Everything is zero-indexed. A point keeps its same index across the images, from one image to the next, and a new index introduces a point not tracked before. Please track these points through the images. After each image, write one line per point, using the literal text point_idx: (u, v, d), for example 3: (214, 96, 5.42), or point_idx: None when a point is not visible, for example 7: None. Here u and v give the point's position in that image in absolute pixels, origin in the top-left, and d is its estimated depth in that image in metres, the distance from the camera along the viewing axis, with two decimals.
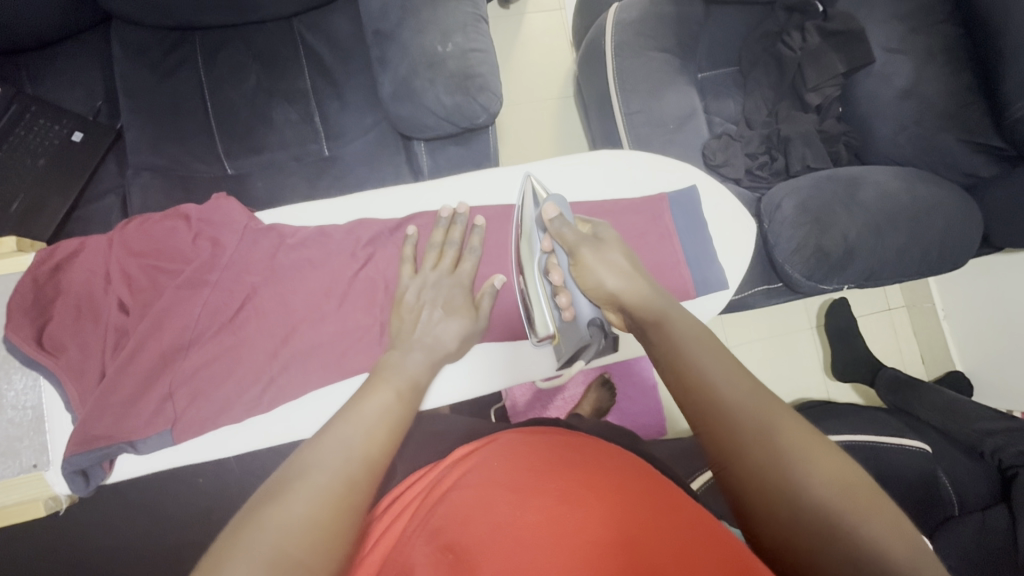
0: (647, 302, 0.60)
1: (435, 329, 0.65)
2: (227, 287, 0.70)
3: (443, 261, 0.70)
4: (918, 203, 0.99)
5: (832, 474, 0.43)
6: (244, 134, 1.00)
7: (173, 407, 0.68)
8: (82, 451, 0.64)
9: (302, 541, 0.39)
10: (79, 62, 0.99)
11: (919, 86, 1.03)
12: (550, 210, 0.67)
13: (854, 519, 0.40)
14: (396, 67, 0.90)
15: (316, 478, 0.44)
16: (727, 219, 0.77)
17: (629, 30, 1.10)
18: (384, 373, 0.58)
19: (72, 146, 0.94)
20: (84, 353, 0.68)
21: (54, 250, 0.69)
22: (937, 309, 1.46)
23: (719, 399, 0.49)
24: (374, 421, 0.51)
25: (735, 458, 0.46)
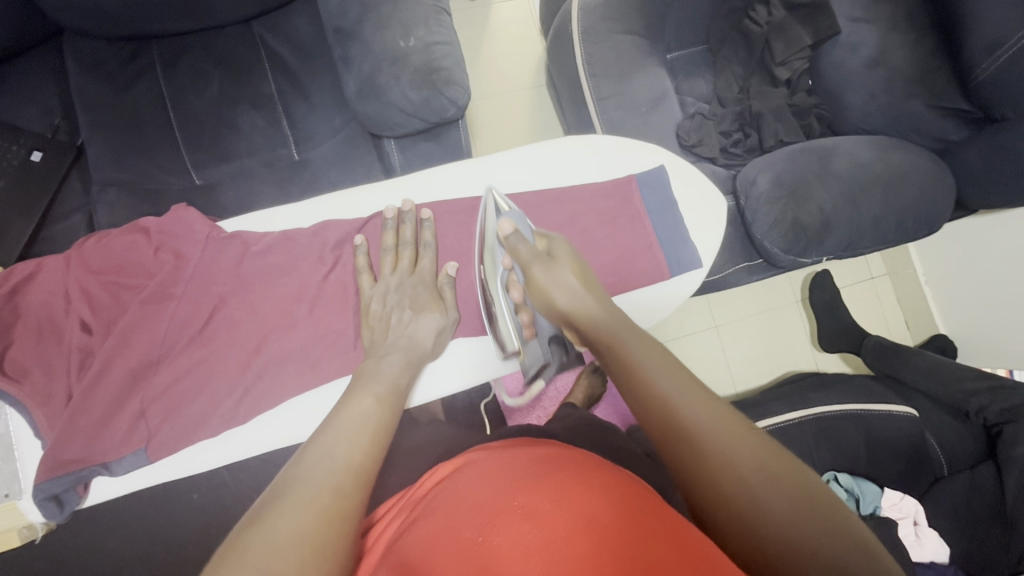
0: (600, 324, 0.60)
1: (412, 328, 0.67)
2: (192, 296, 0.69)
3: (400, 263, 0.70)
4: (889, 170, 1.00)
5: (787, 483, 0.43)
6: (210, 143, 0.98)
7: (146, 425, 0.66)
8: (52, 477, 0.63)
9: (290, 556, 0.39)
10: (33, 79, 0.96)
11: (884, 55, 1.04)
12: (506, 225, 0.65)
13: (810, 526, 0.40)
14: (359, 65, 0.88)
15: (304, 492, 0.45)
16: (702, 196, 0.77)
17: (595, 14, 1.07)
18: (361, 381, 0.60)
19: (32, 166, 0.91)
20: (49, 376, 0.66)
21: (11, 273, 0.68)
22: (917, 275, 1.47)
23: (676, 412, 0.49)
24: (355, 429, 0.53)
25: (694, 471, 0.46)
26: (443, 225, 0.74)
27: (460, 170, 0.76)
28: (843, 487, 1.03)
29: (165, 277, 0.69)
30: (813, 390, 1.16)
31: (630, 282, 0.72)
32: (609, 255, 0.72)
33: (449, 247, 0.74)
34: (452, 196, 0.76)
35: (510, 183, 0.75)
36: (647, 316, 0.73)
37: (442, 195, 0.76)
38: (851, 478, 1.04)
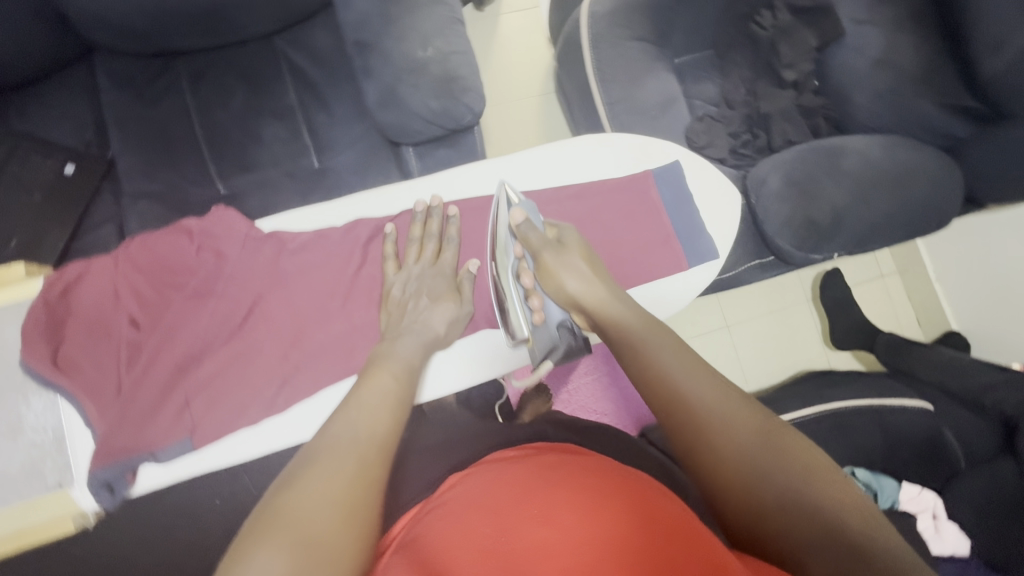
0: (605, 307, 0.66)
1: (427, 317, 0.69)
2: (231, 292, 0.72)
3: (424, 254, 0.73)
4: (898, 165, 1.01)
5: (762, 430, 0.51)
6: (235, 154, 1.02)
7: (191, 416, 0.69)
8: (107, 464, 0.66)
9: (323, 518, 0.45)
10: (65, 96, 1.00)
11: (892, 55, 1.06)
12: (518, 215, 0.70)
13: (780, 464, 0.49)
14: (379, 74, 0.91)
15: (333, 460, 0.50)
16: (714, 192, 0.79)
17: (604, 21, 1.10)
18: (379, 360, 0.64)
19: (65, 179, 0.95)
20: (99, 371, 0.69)
21: (62, 272, 0.70)
22: (928, 272, 1.48)
23: (670, 381, 0.57)
24: (375, 403, 0.57)
25: (684, 434, 0.54)
26: (468, 222, 0.77)
27: (480, 171, 0.79)
28: (861, 483, 1.03)
29: (209, 275, 0.72)
30: (827, 386, 1.17)
31: (649, 273, 0.74)
32: (628, 247, 0.75)
33: (469, 244, 0.77)
34: (470, 196, 0.78)
35: (527, 183, 0.77)
36: (667, 306, 0.75)
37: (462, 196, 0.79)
38: (869, 473, 1.05)
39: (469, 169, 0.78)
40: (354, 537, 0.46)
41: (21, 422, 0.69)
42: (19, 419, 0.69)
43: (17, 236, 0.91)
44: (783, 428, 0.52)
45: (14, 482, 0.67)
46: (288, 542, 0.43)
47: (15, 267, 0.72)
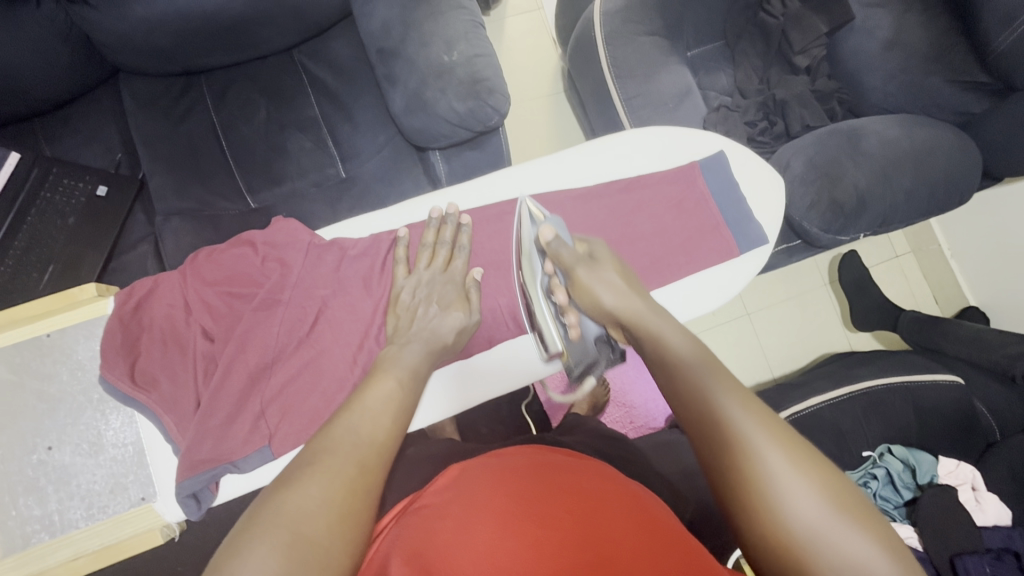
0: (640, 318, 0.63)
1: (435, 322, 0.67)
2: (295, 299, 0.72)
3: (435, 260, 0.72)
4: (917, 144, 1.03)
5: (827, 489, 0.44)
6: (263, 167, 1.03)
7: (267, 424, 0.70)
8: (192, 475, 0.66)
9: (319, 522, 0.42)
10: (93, 119, 1.02)
11: (901, 35, 1.07)
12: (547, 232, 0.69)
13: (842, 531, 0.42)
14: (406, 82, 0.93)
15: (330, 463, 0.46)
16: (755, 177, 0.80)
17: (617, 18, 1.12)
18: (383, 366, 0.61)
19: (99, 200, 0.97)
20: (175, 384, 0.70)
21: (133, 290, 0.72)
22: (943, 250, 1.49)
23: (722, 414, 0.50)
24: (378, 409, 0.54)
25: (734, 477, 0.47)
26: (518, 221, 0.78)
27: (514, 177, 0.80)
28: (898, 459, 1.05)
29: (274, 284, 0.72)
30: (855, 366, 1.18)
31: (701, 262, 0.76)
32: (679, 237, 0.76)
33: (511, 242, 0.78)
34: (508, 195, 0.80)
35: (564, 179, 0.79)
36: (721, 293, 0.76)
37: (499, 196, 0.80)
38: (906, 449, 1.07)
39: (511, 171, 0.80)
40: (350, 542, 0.43)
41: (102, 439, 0.70)
42: (100, 437, 0.70)
43: (56, 261, 0.92)
44: (796, 434, 0.48)
45: (99, 498, 0.68)
46: (282, 544, 0.40)
47: (86, 287, 0.73)
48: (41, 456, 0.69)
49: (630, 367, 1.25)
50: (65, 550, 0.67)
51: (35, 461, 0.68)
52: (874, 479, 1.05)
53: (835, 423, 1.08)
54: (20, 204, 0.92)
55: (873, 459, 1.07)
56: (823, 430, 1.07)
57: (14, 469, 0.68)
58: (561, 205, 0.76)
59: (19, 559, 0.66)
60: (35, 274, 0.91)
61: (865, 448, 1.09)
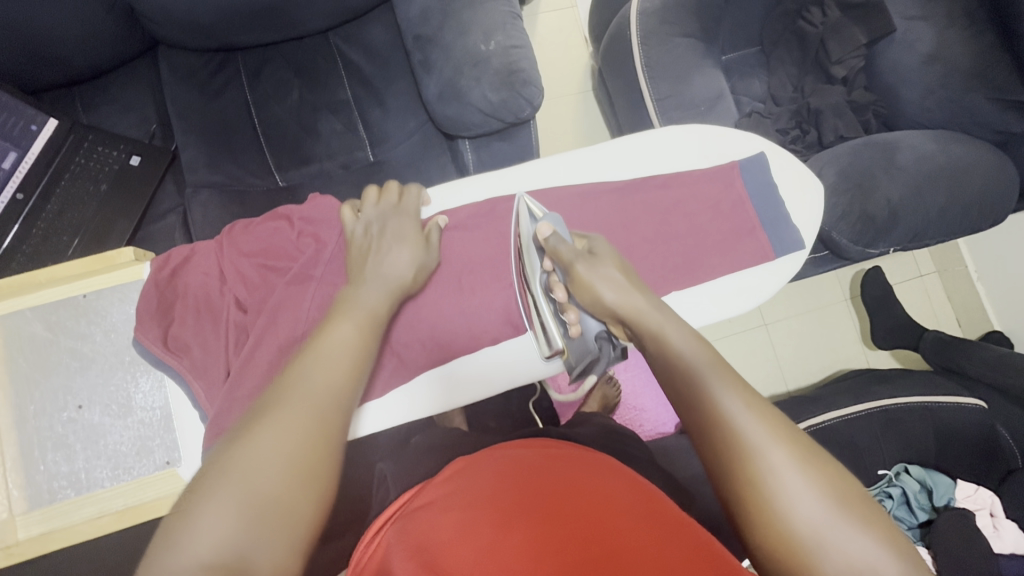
0: (642, 316, 0.61)
1: (383, 262, 0.65)
2: (324, 273, 0.72)
3: (385, 197, 0.71)
4: (954, 161, 1.01)
5: (831, 489, 0.43)
6: (293, 147, 1.03)
7: None
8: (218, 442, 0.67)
9: (272, 475, 0.42)
10: (130, 90, 1.05)
11: (943, 50, 1.04)
12: (545, 228, 0.68)
13: (847, 533, 0.41)
14: (440, 70, 0.93)
15: (283, 412, 0.46)
16: (792, 182, 0.79)
17: (654, 18, 1.11)
18: (339, 308, 0.58)
19: (132, 169, 0.99)
20: (206, 352, 0.70)
21: (169, 256, 0.73)
22: (969, 271, 1.46)
23: (722, 412, 0.49)
24: (334, 354, 0.52)
25: (733, 472, 0.46)
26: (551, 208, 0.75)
27: (546, 168, 0.78)
28: (915, 479, 1.04)
29: (308, 260, 0.72)
30: (874, 383, 1.16)
31: (737, 264, 0.75)
32: (716, 237, 0.75)
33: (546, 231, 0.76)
34: (538, 185, 0.78)
35: (597, 173, 0.77)
36: (755, 296, 0.75)
37: (530, 187, 0.78)
38: (922, 470, 1.06)
39: (543, 162, 0.78)
40: (302, 490, 0.43)
41: (131, 401, 0.71)
42: (129, 399, 0.71)
43: (87, 226, 0.94)
44: (802, 436, 0.47)
45: (125, 459, 0.69)
46: (238, 490, 0.41)
47: (125, 250, 0.74)
48: (70, 414, 0.69)
49: (641, 368, 1.25)
50: (90, 507, 0.67)
51: (65, 419, 0.69)
52: (889, 497, 1.04)
53: (851, 438, 1.07)
54: (55, 167, 0.94)
55: (889, 477, 1.06)
56: (839, 444, 1.06)
57: (44, 425, 0.69)
58: (598, 197, 0.75)
59: (44, 514, 0.67)
60: (65, 239, 0.93)
61: (880, 467, 1.08)
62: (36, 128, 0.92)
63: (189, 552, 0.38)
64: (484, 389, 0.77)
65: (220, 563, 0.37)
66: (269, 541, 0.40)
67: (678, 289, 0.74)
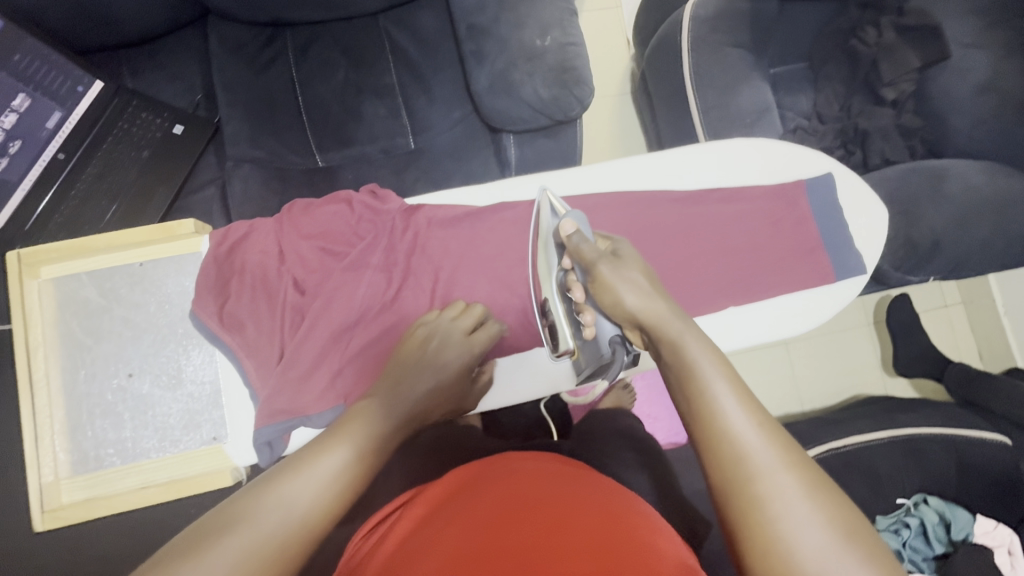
0: (664, 323, 0.55)
1: (426, 384, 0.62)
2: (391, 259, 0.73)
3: (467, 315, 0.68)
4: (1004, 195, 0.99)
5: (839, 521, 0.40)
6: (334, 128, 1.03)
7: (343, 383, 0.68)
8: (271, 422, 0.66)
9: (277, 542, 0.40)
10: (176, 58, 1.04)
11: (998, 80, 1.02)
12: (568, 225, 0.66)
13: (849, 567, 0.38)
14: (493, 61, 0.92)
15: (307, 493, 0.43)
16: (849, 201, 0.78)
17: (706, 25, 1.10)
18: (357, 420, 0.52)
19: (174, 138, 0.99)
20: (259, 331, 0.70)
21: (229, 232, 0.73)
22: (996, 306, 1.45)
23: (724, 423, 0.45)
24: (364, 457, 0.49)
25: (735, 490, 0.43)
26: (601, 210, 0.73)
27: (599, 170, 0.77)
28: (933, 510, 1.04)
29: (367, 247, 0.72)
30: (897, 411, 1.16)
31: (794, 283, 0.74)
32: (777, 255, 0.74)
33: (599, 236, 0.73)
34: (590, 188, 0.76)
35: (651, 178, 0.77)
36: (807, 318, 0.74)
37: (580, 188, 0.77)
38: (942, 502, 1.06)
39: (600, 164, 0.77)
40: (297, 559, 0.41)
41: (181, 373, 0.71)
42: (179, 371, 0.70)
43: (127, 191, 0.95)
44: (812, 464, 0.43)
45: (172, 432, 0.69)
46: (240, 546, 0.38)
47: (185, 222, 0.74)
48: (120, 382, 0.69)
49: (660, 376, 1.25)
50: (134, 477, 0.68)
51: (114, 386, 0.69)
52: (906, 527, 1.03)
53: (870, 465, 1.06)
54: (97, 131, 0.95)
55: (906, 507, 1.06)
56: (859, 468, 1.06)
57: (93, 391, 0.69)
58: (656, 203, 0.74)
59: (89, 480, 0.67)
60: (105, 203, 0.93)
61: (898, 496, 1.08)
62: (82, 89, 0.92)
63: None
64: (536, 387, 0.76)
65: None
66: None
67: (735, 303, 0.73)
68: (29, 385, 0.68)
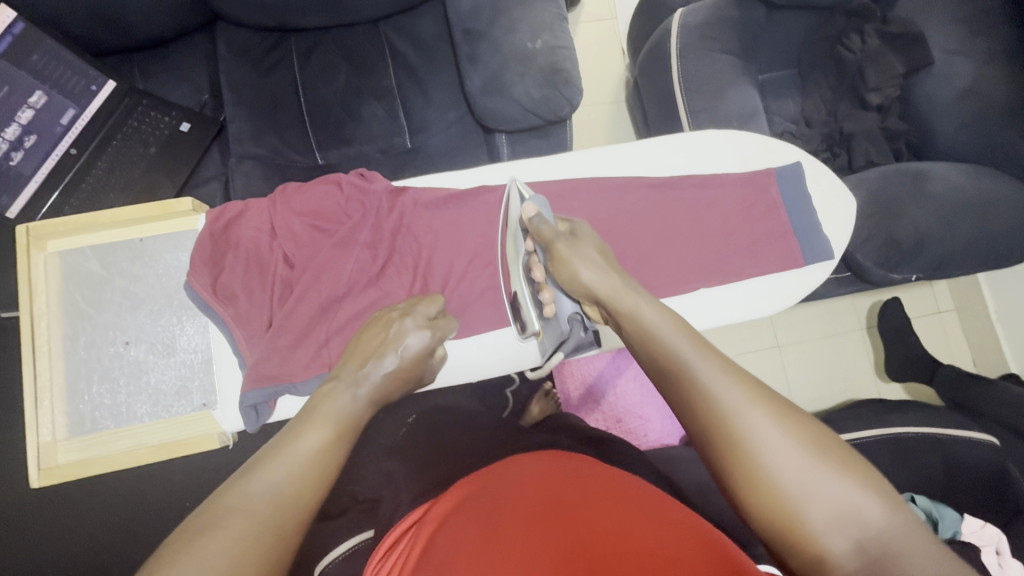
0: (619, 295, 0.59)
1: (381, 363, 0.62)
2: (376, 239, 0.76)
3: (429, 309, 0.70)
4: (986, 196, 1.01)
5: (809, 440, 0.43)
6: (335, 127, 1.07)
7: (328, 353, 0.72)
8: (258, 387, 0.69)
9: (262, 522, 0.42)
10: (186, 59, 1.09)
11: (979, 86, 1.05)
12: (530, 208, 0.69)
13: (826, 480, 0.41)
14: (486, 64, 0.95)
15: (284, 474, 0.46)
16: (826, 195, 0.80)
17: (694, 33, 1.14)
18: (319, 410, 0.54)
19: (180, 135, 1.03)
20: (250, 304, 0.73)
21: (225, 209, 0.75)
22: (988, 312, 1.45)
23: (691, 378, 0.48)
24: (326, 424, 0.53)
25: (712, 439, 0.45)
26: (583, 199, 0.76)
27: (584, 161, 0.79)
28: (922, 509, 1.03)
29: (356, 226, 0.76)
30: (886, 411, 1.16)
31: (767, 267, 0.76)
32: (749, 238, 0.76)
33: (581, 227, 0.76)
34: (574, 175, 0.78)
35: (634, 171, 0.79)
36: (779, 300, 0.77)
37: (563, 176, 0.79)
38: (930, 501, 1.04)
39: (580, 152, 0.79)
40: (280, 537, 0.43)
41: (175, 343, 0.74)
42: (174, 341, 0.74)
43: (135, 185, 0.99)
44: (777, 394, 0.47)
45: (165, 398, 0.72)
46: (230, 536, 0.41)
47: (184, 200, 0.75)
48: (118, 349, 0.73)
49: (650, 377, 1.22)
50: (127, 440, 0.71)
51: (112, 353, 0.72)
52: None
53: None
54: (107, 128, 0.99)
55: None
56: None
57: (93, 356, 0.72)
58: (635, 191, 0.76)
59: (84, 442, 0.71)
60: (113, 196, 0.98)
61: None
62: (95, 89, 0.97)
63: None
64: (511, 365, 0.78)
65: None
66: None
67: (708, 284, 0.75)
68: (31, 352, 0.71)
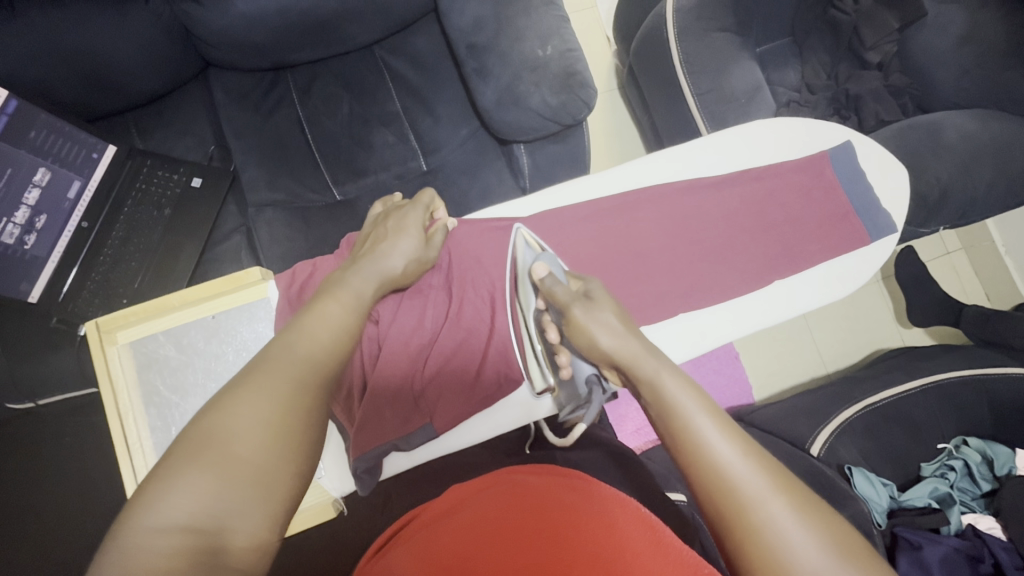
0: (640, 361, 0.54)
1: (384, 250, 0.63)
2: (450, 277, 0.76)
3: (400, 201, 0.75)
4: (997, 139, 1.03)
5: (837, 541, 0.38)
6: (348, 160, 1.04)
7: (425, 404, 0.74)
8: (366, 451, 0.69)
9: (253, 442, 0.39)
10: (185, 111, 1.06)
11: (975, 34, 1.05)
12: (540, 269, 0.67)
13: None
14: (498, 77, 0.94)
15: (276, 383, 0.42)
16: (876, 169, 0.84)
17: (689, 15, 1.13)
18: (333, 289, 0.55)
19: (193, 191, 1.00)
20: None
21: (295, 273, 0.74)
22: (997, 246, 1.49)
23: (711, 454, 0.43)
24: (324, 331, 0.49)
25: (728, 518, 0.41)
26: (645, 210, 0.78)
27: (622, 171, 0.79)
28: (975, 451, 1.07)
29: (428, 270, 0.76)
30: (922, 360, 1.19)
31: (835, 248, 0.79)
32: (815, 225, 0.80)
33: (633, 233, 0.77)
34: (615, 185, 0.79)
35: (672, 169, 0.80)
36: (854, 276, 0.79)
37: (607, 190, 0.80)
38: (981, 440, 1.08)
39: (625, 165, 0.80)
40: (271, 456, 0.39)
41: None
42: None
43: (156, 252, 0.96)
44: (804, 486, 0.42)
45: None
46: (211, 468, 0.37)
47: (252, 271, 0.76)
48: None
49: None
50: None
51: None
52: (952, 470, 1.06)
53: (900, 414, 1.12)
54: (116, 195, 0.96)
55: (949, 450, 1.09)
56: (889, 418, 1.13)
57: None
58: (697, 193, 0.79)
59: None
60: (135, 265, 0.95)
61: (939, 441, 1.13)
62: (97, 155, 0.92)
63: (165, 517, 0.34)
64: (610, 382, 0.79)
65: (197, 529, 0.35)
66: (245, 508, 0.37)
67: (780, 275, 0.78)
68: (126, 453, 0.69)
